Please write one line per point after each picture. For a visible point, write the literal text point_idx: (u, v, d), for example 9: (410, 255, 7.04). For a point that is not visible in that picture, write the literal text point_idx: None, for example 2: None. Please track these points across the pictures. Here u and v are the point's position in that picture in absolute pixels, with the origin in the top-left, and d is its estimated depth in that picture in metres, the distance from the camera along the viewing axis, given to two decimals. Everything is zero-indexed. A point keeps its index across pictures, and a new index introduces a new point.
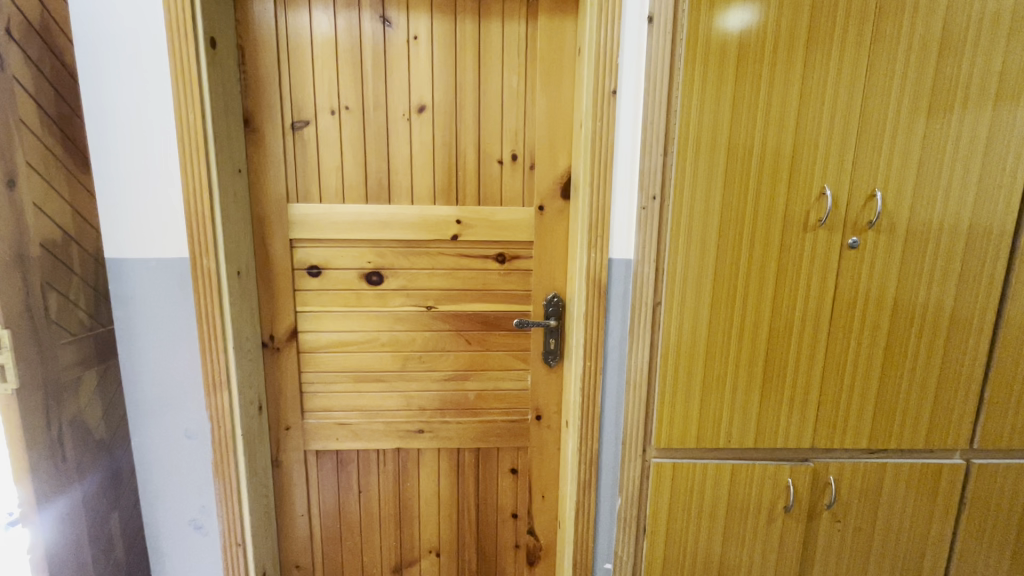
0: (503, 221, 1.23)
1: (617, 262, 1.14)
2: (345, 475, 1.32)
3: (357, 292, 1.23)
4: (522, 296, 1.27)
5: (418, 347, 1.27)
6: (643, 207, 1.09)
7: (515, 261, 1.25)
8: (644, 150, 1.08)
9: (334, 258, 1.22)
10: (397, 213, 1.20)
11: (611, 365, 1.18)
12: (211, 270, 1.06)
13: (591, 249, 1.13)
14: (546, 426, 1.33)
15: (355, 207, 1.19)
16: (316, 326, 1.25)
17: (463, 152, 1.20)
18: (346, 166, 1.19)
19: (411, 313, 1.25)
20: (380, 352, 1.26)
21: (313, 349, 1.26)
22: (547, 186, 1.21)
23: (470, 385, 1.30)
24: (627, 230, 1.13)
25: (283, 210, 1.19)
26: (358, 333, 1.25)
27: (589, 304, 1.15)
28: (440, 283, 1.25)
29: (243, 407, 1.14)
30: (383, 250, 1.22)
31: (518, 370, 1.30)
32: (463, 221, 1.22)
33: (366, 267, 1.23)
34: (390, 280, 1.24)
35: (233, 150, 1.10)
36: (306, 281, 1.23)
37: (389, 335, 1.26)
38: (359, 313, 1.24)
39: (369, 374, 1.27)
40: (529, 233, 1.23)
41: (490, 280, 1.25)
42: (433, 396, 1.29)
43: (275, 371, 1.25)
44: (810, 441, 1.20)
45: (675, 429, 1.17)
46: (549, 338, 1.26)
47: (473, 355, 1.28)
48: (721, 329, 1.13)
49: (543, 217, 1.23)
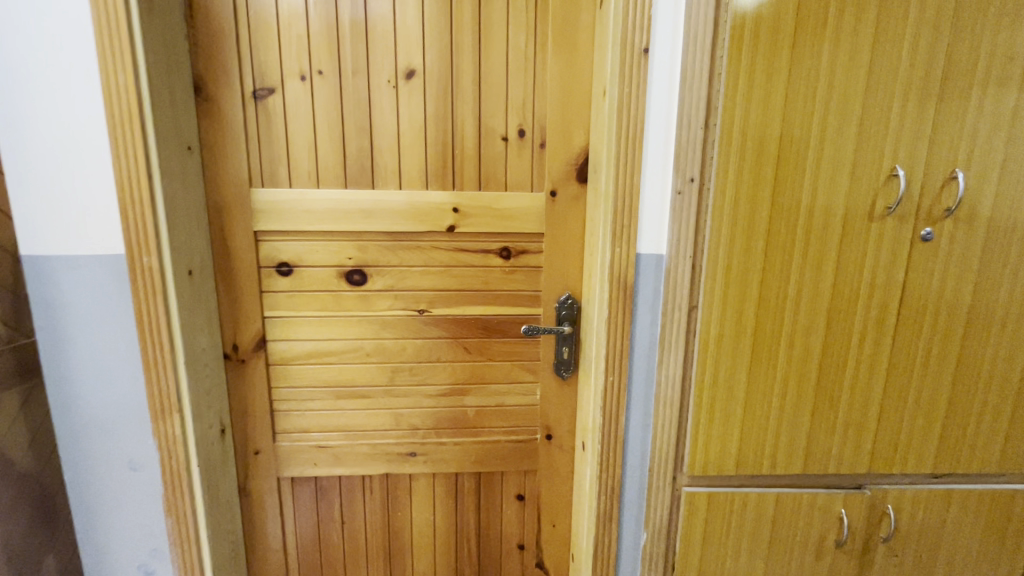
0: (508, 210, 1.04)
1: (646, 258, 0.94)
2: (325, 504, 1.14)
3: (335, 294, 1.05)
4: (530, 297, 1.08)
5: (409, 357, 1.09)
6: (678, 191, 0.90)
7: (522, 257, 1.06)
8: (682, 122, 0.88)
9: (307, 254, 1.03)
10: (383, 201, 1.01)
11: (637, 382, 0.99)
12: (152, 269, 0.86)
13: (616, 243, 0.92)
14: (558, 447, 1.15)
15: (331, 192, 1.00)
16: (289, 334, 1.06)
17: (460, 126, 1.01)
18: (320, 145, 0.99)
19: (400, 319, 1.07)
20: (364, 364, 1.08)
21: (284, 361, 1.07)
22: (559, 167, 1.03)
23: (470, 401, 1.12)
24: (659, 220, 0.93)
25: (244, 196, 0.99)
26: (338, 342, 1.07)
27: (612, 309, 0.95)
28: (434, 283, 1.06)
29: (199, 432, 0.96)
30: (365, 244, 1.03)
31: (526, 383, 1.12)
32: (460, 209, 1.03)
33: (347, 263, 1.04)
34: (374, 279, 1.05)
35: (179, 122, 0.90)
36: (275, 281, 1.03)
37: (375, 344, 1.07)
38: (339, 318, 1.06)
39: (353, 389, 1.09)
40: (538, 223, 1.05)
41: (493, 279, 1.07)
42: (427, 413, 1.11)
43: (241, 387, 1.07)
44: (867, 465, 1.03)
45: (712, 453, 1.00)
46: (562, 346, 1.08)
47: (474, 366, 1.10)
48: (767, 339, 0.96)
49: (556, 204, 1.04)
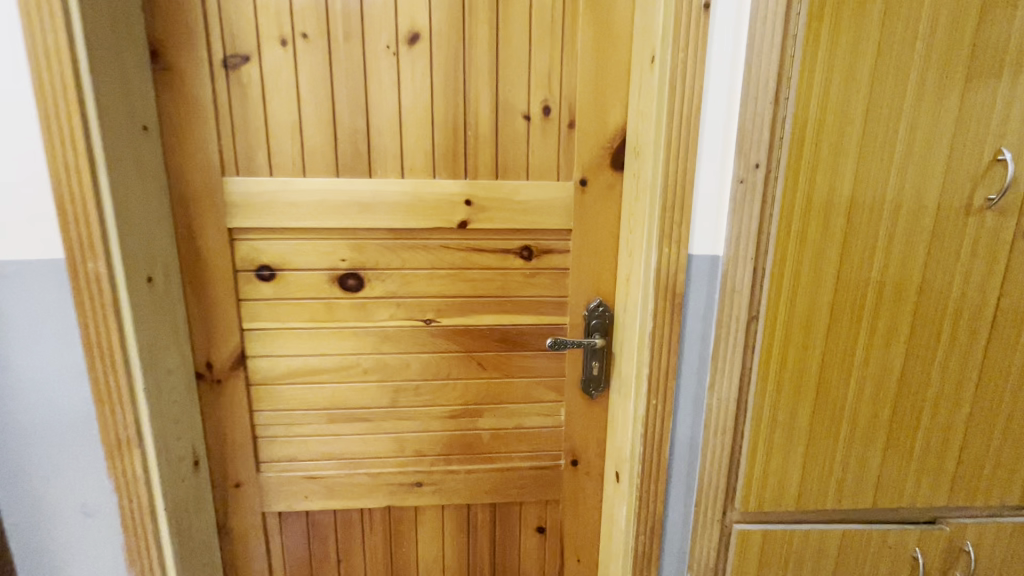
0: (529, 202, 0.88)
1: (699, 260, 0.79)
2: (318, 540, 1.00)
3: (327, 302, 0.89)
4: (555, 304, 0.93)
5: (414, 374, 0.93)
6: (740, 179, 0.75)
7: (546, 258, 0.91)
8: (748, 95, 0.72)
9: (293, 256, 0.87)
10: (382, 193, 0.85)
11: (683, 405, 0.84)
12: (101, 278, 0.70)
13: (663, 243, 0.77)
14: (585, 474, 1.01)
15: (321, 181, 0.84)
16: (273, 349, 0.90)
17: (474, 102, 0.85)
18: (305, 125, 0.83)
19: (404, 331, 0.91)
20: (362, 382, 0.93)
21: (269, 380, 0.91)
22: (591, 152, 0.87)
23: (485, 423, 0.97)
24: (716, 215, 0.77)
25: (215, 186, 0.83)
26: (332, 358, 0.91)
27: (658, 321, 0.80)
28: (443, 289, 0.90)
29: (166, 469, 0.81)
30: (362, 244, 0.87)
31: (549, 402, 0.97)
32: (473, 201, 0.87)
33: (340, 266, 0.88)
34: (372, 284, 0.89)
35: (131, 95, 0.74)
36: (255, 287, 0.87)
37: (375, 359, 0.92)
38: (332, 331, 0.90)
39: (349, 412, 0.94)
40: (565, 219, 0.89)
41: (512, 283, 0.91)
42: (435, 438, 0.97)
43: (217, 412, 0.91)
44: (945, 497, 0.89)
45: (769, 485, 0.86)
46: (591, 361, 0.94)
47: (489, 384, 0.95)
48: (838, 354, 0.82)
49: (586, 196, 0.89)
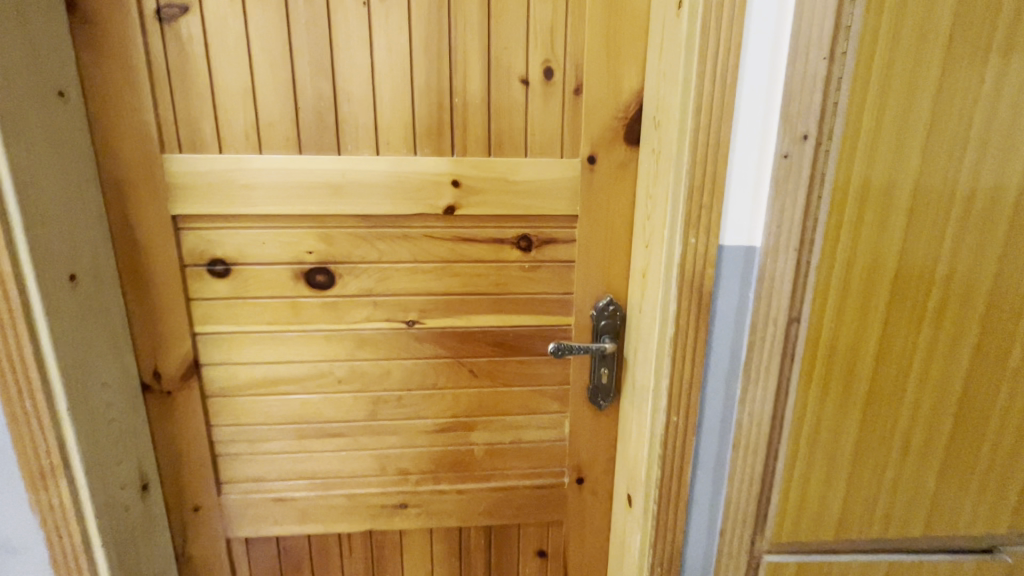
0: (528, 183, 0.75)
1: (731, 252, 0.66)
2: (291, 567, 0.88)
3: (293, 301, 0.76)
4: (558, 303, 0.80)
5: (396, 384, 0.81)
6: (784, 153, 0.61)
7: (548, 249, 0.78)
8: (798, 48, 0.59)
9: (251, 247, 0.74)
10: (354, 172, 0.72)
11: (709, 422, 0.72)
12: (6, 278, 0.58)
13: (689, 232, 0.64)
14: (591, 493, 0.89)
15: (281, 159, 0.71)
16: (231, 356, 0.78)
17: (462, 63, 0.71)
18: (259, 90, 0.69)
19: (383, 334, 0.79)
20: (336, 393, 0.81)
21: (227, 391, 0.79)
22: (601, 124, 0.74)
23: (478, 438, 0.85)
24: (753, 198, 0.64)
25: (154, 164, 0.69)
26: (300, 365, 0.79)
27: (680, 325, 0.67)
28: (428, 285, 0.78)
29: (103, 498, 0.69)
30: (332, 233, 0.74)
31: (550, 414, 0.85)
32: (462, 183, 0.74)
33: (307, 259, 0.75)
34: (345, 281, 0.76)
35: (39, 52, 0.60)
36: (207, 285, 0.75)
37: (350, 367, 0.80)
38: (299, 335, 0.78)
39: (321, 426, 0.82)
40: (570, 203, 0.76)
41: (508, 278, 0.79)
42: (421, 455, 0.85)
43: (169, 428, 0.79)
44: (1007, 524, 0.77)
45: (805, 512, 0.74)
46: (600, 368, 0.81)
47: (483, 394, 0.83)
48: (892, 363, 0.69)
49: (595, 176, 0.75)
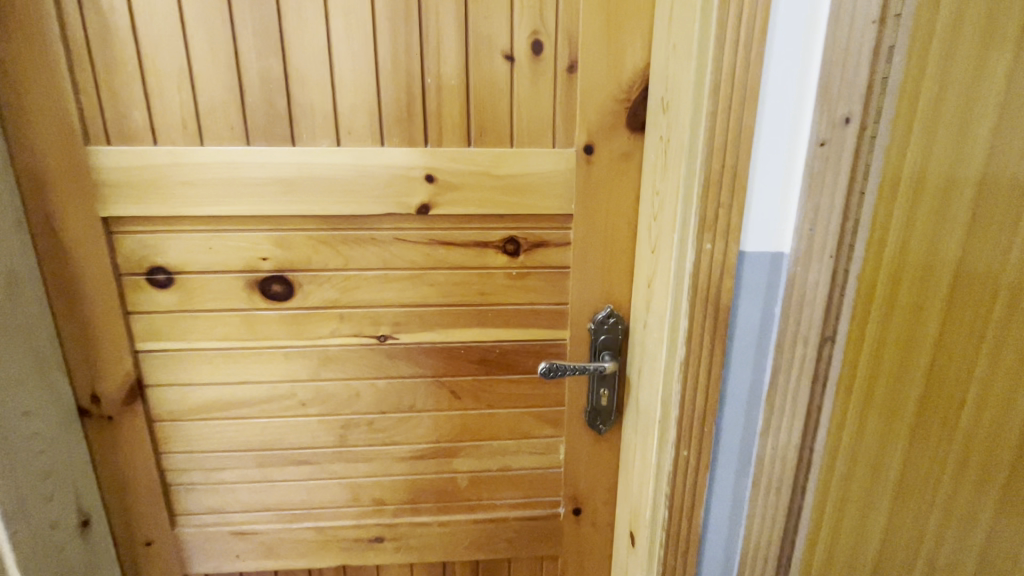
0: (514, 178, 0.65)
1: (754, 260, 0.55)
2: None
3: (247, 314, 0.67)
4: (551, 314, 0.70)
5: (367, 406, 0.72)
6: (820, 140, 0.51)
7: (538, 253, 0.68)
8: (840, 12, 0.48)
9: (196, 254, 0.64)
10: (312, 167, 0.62)
11: (725, 456, 0.62)
12: None
13: (704, 236, 0.53)
14: (590, 525, 0.79)
15: (226, 152, 0.61)
16: (179, 376, 0.69)
17: (436, 37, 0.60)
18: (197, 70, 0.59)
19: (351, 351, 0.69)
20: (299, 417, 0.71)
21: (178, 415, 0.70)
22: (599, 108, 0.63)
23: (462, 465, 0.76)
24: (781, 194, 0.53)
25: (79, 159, 0.60)
26: (258, 387, 0.70)
27: (692, 346, 0.57)
28: (401, 296, 0.68)
29: (27, 542, 0.60)
30: (289, 237, 0.65)
31: (543, 439, 0.75)
32: (438, 178, 0.64)
33: (261, 267, 0.66)
34: (306, 291, 0.67)
35: None
36: (148, 297, 0.65)
37: (314, 388, 0.70)
38: (256, 352, 0.68)
39: (284, 453, 0.73)
40: (564, 200, 0.66)
41: (493, 287, 0.68)
42: (397, 484, 0.75)
43: (113, 456, 0.70)
44: None
45: (839, 561, 0.64)
46: (599, 388, 0.71)
47: (466, 418, 0.73)
48: None
49: (592, 168, 0.64)
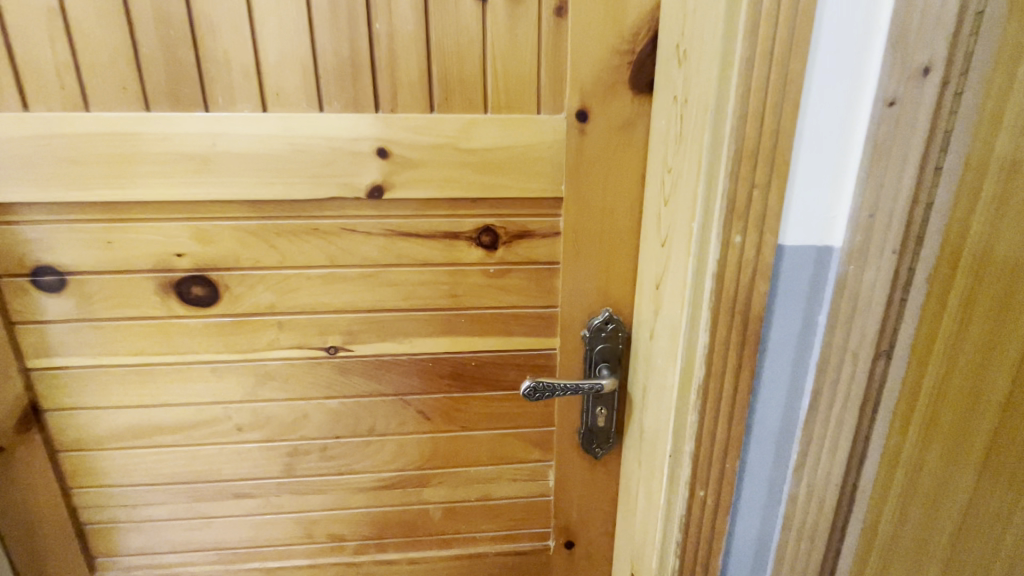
0: (488, 152, 0.52)
1: (797, 257, 0.42)
2: None
3: (163, 323, 0.55)
4: (537, 319, 0.58)
5: (317, 429, 0.60)
6: (889, 99, 0.38)
7: (520, 246, 0.55)
8: None
9: (93, 250, 0.52)
10: (232, 139, 0.49)
11: (750, 496, 0.50)
12: None
13: (731, 226, 0.41)
14: (585, 559, 0.68)
15: (121, 120, 0.48)
16: (84, 399, 0.56)
17: None
18: (73, 13, 0.46)
19: (295, 365, 0.57)
20: (236, 444, 0.59)
21: (87, 445, 0.58)
22: (595, 62, 0.50)
23: (434, 495, 0.64)
24: (834, 172, 0.41)
25: None
26: (183, 409, 0.57)
27: (713, 367, 0.45)
28: (354, 300, 0.55)
29: None
30: (209, 228, 0.52)
31: (529, 464, 0.64)
32: (392, 153, 0.51)
33: (176, 265, 0.53)
34: (235, 295, 0.54)
35: None
36: (38, 303, 0.53)
37: (252, 409, 0.58)
38: (177, 369, 0.56)
39: (220, 486, 0.61)
40: (551, 180, 0.53)
41: (466, 287, 0.56)
42: (358, 518, 0.64)
43: (11, 493, 0.58)
44: None
45: None
46: (595, 406, 0.59)
47: (438, 441, 0.62)
48: None
49: (586, 140, 0.52)
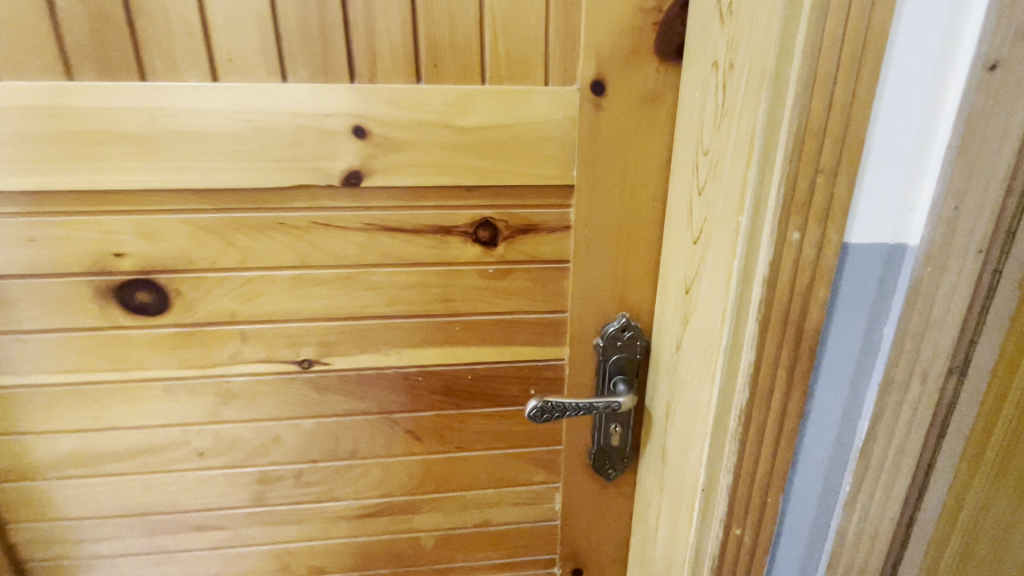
0: (485, 132, 0.44)
1: (864, 259, 0.35)
2: None
3: (104, 335, 0.46)
4: (542, 326, 0.50)
5: (291, 453, 0.52)
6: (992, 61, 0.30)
7: (523, 242, 0.47)
8: None
9: (13, 250, 0.43)
10: (177, 115, 0.41)
11: (793, 533, 0.44)
12: None
13: (787, 221, 0.33)
14: None
15: (39, 91, 0.39)
16: (15, 423, 0.48)
17: None
18: None
19: (262, 382, 0.49)
20: (197, 470, 0.52)
21: (21, 474, 0.50)
22: (614, 22, 0.41)
23: (426, 522, 0.57)
24: (917, 155, 0.33)
25: None
26: (132, 433, 0.49)
27: (758, 389, 0.38)
28: (329, 306, 0.47)
29: None
30: (153, 222, 0.44)
31: (533, 487, 0.57)
32: (371, 132, 0.43)
33: (116, 267, 0.44)
34: (189, 302, 0.46)
35: None
36: None
37: (214, 432, 0.50)
38: (122, 388, 0.48)
39: (180, 518, 0.53)
40: (560, 165, 0.45)
41: (460, 290, 0.48)
42: (340, 549, 0.57)
43: None
44: None
45: None
46: (608, 424, 0.52)
47: (429, 464, 0.54)
48: None
49: (603, 116, 0.43)
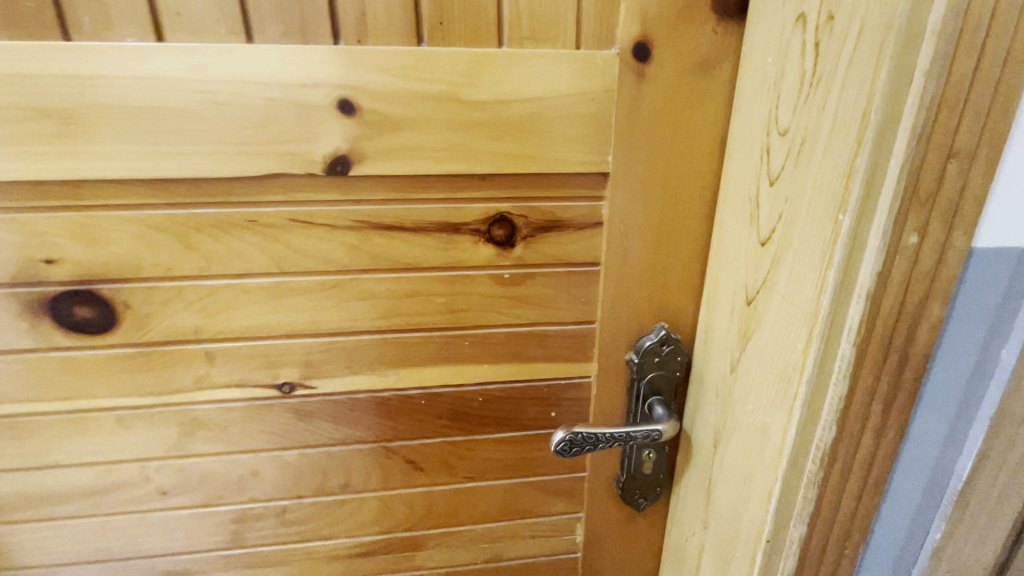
0: (501, 108, 0.35)
1: (996, 269, 0.27)
2: None
3: (39, 357, 0.38)
4: (565, 340, 0.43)
5: (272, 489, 0.44)
6: None
7: (544, 242, 0.40)
8: None
9: None
10: (115, 85, 0.32)
11: None
12: None
13: (903, 222, 0.26)
14: None
15: None
16: None
17: None
18: None
19: (235, 409, 0.41)
20: (162, 510, 0.44)
21: None
22: None
23: (429, 560, 0.50)
24: None
25: None
26: (82, 471, 0.42)
27: (847, 427, 0.31)
28: (312, 320, 0.39)
29: None
30: (92, 220, 0.35)
31: (551, 518, 0.50)
32: (361, 107, 0.34)
33: (49, 276, 0.36)
34: (142, 317, 0.38)
35: None
36: None
37: (180, 466, 0.43)
38: (66, 419, 0.40)
39: (144, 565, 0.45)
40: (591, 149, 0.37)
41: (470, 299, 0.41)
42: None
43: None
44: None
45: None
46: (641, 450, 0.45)
47: (433, 496, 0.47)
48: None
49: (647, 89, 0.36)
